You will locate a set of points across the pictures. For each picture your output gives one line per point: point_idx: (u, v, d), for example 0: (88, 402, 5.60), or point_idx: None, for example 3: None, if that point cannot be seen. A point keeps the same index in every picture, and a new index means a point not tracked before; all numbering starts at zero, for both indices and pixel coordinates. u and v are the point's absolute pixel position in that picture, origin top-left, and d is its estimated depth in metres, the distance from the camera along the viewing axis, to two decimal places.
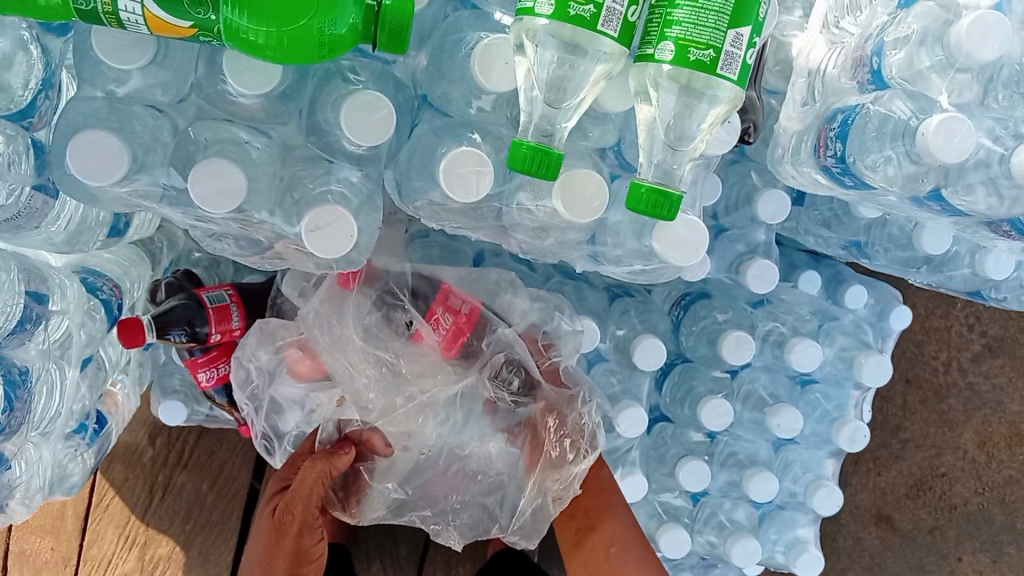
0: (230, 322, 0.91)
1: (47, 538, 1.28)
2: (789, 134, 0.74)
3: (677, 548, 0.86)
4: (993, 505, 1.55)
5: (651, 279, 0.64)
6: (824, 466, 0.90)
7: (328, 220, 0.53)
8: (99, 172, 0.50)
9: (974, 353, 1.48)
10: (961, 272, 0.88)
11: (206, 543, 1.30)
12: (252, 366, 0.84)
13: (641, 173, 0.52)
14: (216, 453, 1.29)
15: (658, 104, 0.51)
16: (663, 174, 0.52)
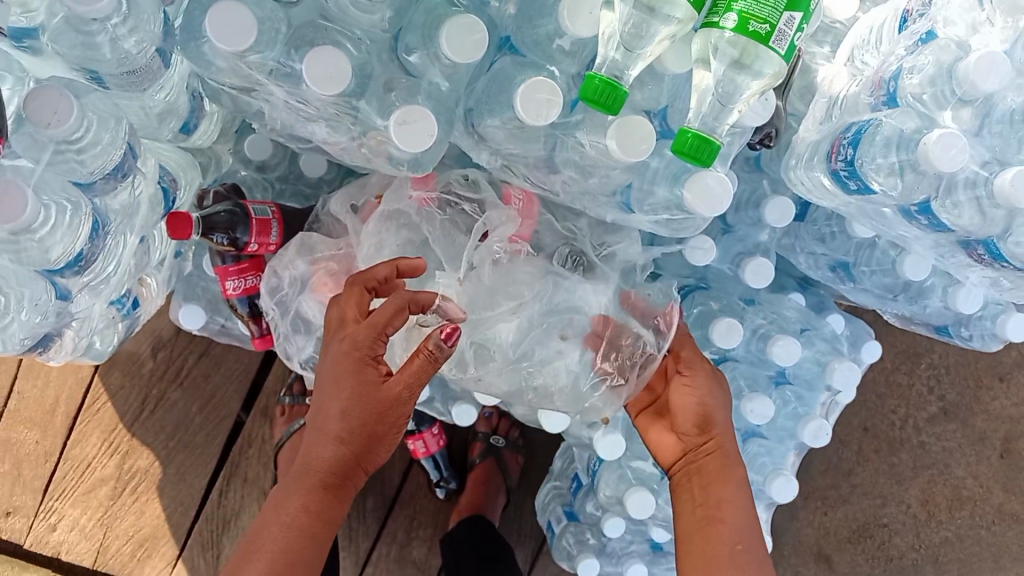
0: (268, 236, 0.98)
1: (33, 430, 1.33)
2: (805, 143, 0.84)
3: (642, 510, 0.93)
4: (926, 564, 1.63)
5: (676, 232, 0.73)
6: (785, 461, 0.98)
7: (416, 117, 0.61)
8: (233, 38, 0.58)
9: (930, 414, 1.58)
10: (934, 304, 0.97)
11: (184, 462, 1.35)
12: (286, 275, 0.92)
13: (689, 121, 0.61)
14: (212, 376, 1.34)
15: (713, 70, 0.60)
16: (707, 127, 0.61)
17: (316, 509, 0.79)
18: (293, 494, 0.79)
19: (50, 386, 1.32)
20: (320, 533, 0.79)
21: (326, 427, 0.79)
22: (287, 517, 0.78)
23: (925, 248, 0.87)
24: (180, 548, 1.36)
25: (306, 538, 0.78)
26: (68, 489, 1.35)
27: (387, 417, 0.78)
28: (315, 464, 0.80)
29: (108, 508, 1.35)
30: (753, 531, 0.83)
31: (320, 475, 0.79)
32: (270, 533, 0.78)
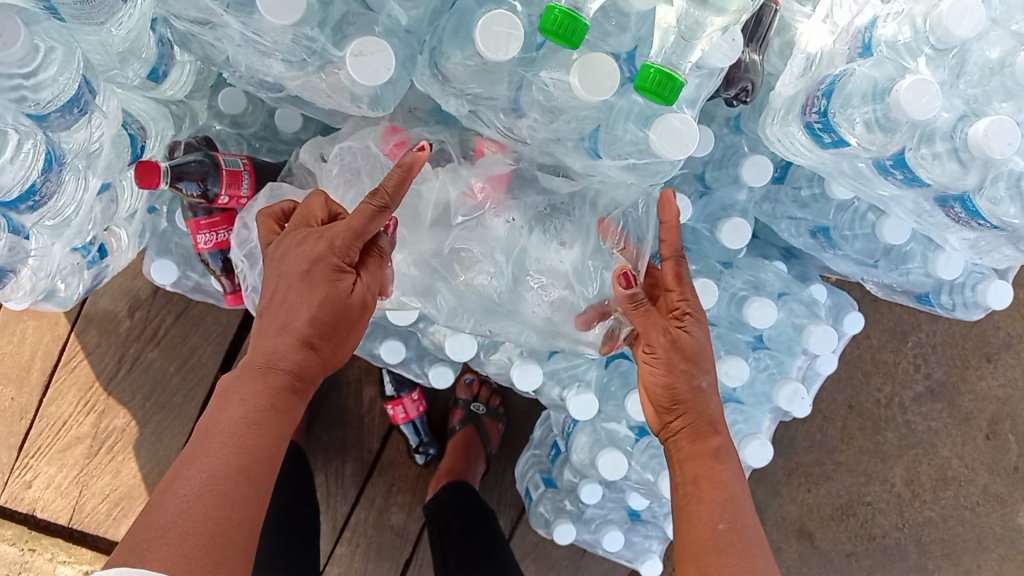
0: (239, 188, 0.96)
1: (9, 387, 1.32)
2: (781, 98, 0.81)
3: (613, 471, 0.91)
4: (909, 543, 1.62)
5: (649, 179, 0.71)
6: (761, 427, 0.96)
7: (372, 50, 0.60)
8: None
9: (916, 393, 1.57)
10: (915, 270, 0.95)
11: (161, 422, 1.34)
12: (256, 226, 0.91)
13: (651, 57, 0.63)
14: (190, 337, 1.32)
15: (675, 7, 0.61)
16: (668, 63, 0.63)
17: (279, 403, 0.75)
18: (248, 386, 0.74)
19: (25, 343, 1.31)
20: (282, 429, 0.75)
21: (293, 318, 0.76)
22: (243, 411, 0.73)
23: (904, 211, 0.85)
24: None
25: (269, 432, 0.73)
26: (44, 447, 1.34)
27: (350, 323, 0.78)
28: (278, 361, 0.76)
29: (85, 467, 1.35)
30: (742, 504, 0.75)
31: (279, 373, 0.75)
32: (222, 429, 0.72)
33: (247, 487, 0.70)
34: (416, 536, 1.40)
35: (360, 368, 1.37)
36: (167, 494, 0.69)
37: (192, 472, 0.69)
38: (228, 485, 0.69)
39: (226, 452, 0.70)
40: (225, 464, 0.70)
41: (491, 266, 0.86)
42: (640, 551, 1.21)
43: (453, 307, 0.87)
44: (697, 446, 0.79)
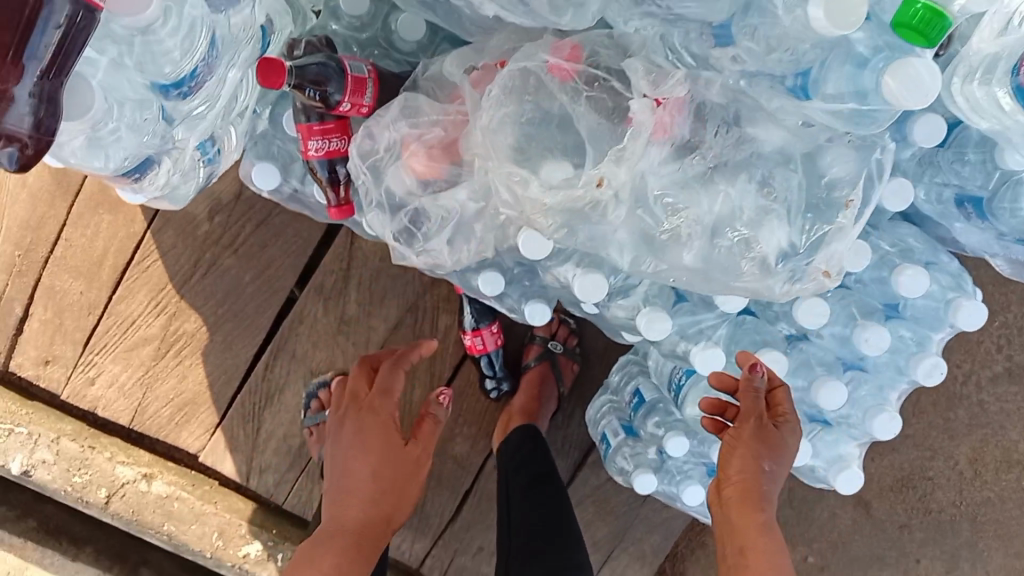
0: (361, 98, 0.89)
1: (79, 281, 1.28)
2: (981, 55, 0.74)
3: (735, 430, 0.88)
4: (963, 520, 1.60)
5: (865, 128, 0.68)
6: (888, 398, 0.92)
7: None
8: None
9: (994, 373, 1.52)
10: None
11: (232, 331, 1.31)
12: (387, 136, 0.85)
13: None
14: (269, 247, 1.28)
15: None
16: None
17: (392, 475, 1.05)
18: (371, 460, 1.05)
19: (99, 238, 1.26)
20: (407, 488, 1.06)
21: (382, 412, 1.08)
22: (361, 488, 1.04)
23: None
24: (221, 416, 1.34)
25: (391, 506, 1.05)
26: (109, 345, 1.31)
27: (408, 481, 1.07)
28: (379, 429, 1.07)
29: (152, 368, 1.31)
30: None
31: (366, 486, 1.04)
32: (362, 487, 1.04)
33: (373, 539, 1.01)
34: (478, 469, 1.37)
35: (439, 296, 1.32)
36: (313, 555, 0.98)
37: (335, 523, 1.01)
38: (354, 554, 0.99)
39: (361, 517, 1.02)
40: (370, 515, 1.02)
41: (689, 198, 0.77)
42: None
43: (631, 244, 0.80)
44: (744, 511, 0.79)
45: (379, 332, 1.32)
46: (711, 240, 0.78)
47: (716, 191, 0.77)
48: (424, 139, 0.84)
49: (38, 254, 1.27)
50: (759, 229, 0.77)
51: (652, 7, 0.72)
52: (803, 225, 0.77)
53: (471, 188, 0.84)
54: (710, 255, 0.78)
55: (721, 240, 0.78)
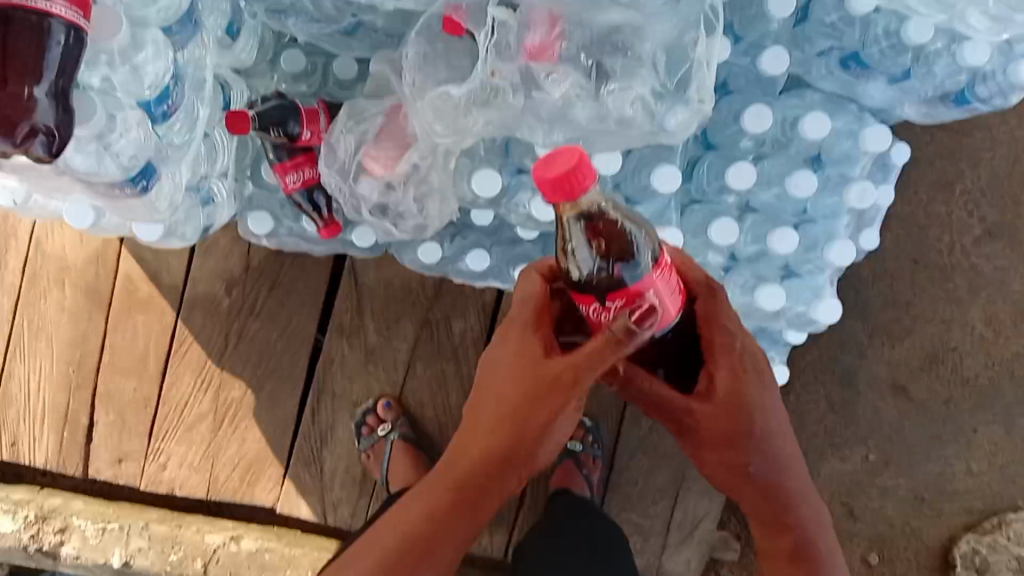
0: (318, 125, 1.07)
1: (131, 379, 1.43)
2: None
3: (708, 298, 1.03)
4: (1005, 380, 1.63)
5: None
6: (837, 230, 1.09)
7: None
8: None
9: (976, 235, 1.61)
10: (942, 65, 1.02)
11: (274, 386, 1.44)
12: (339, 141, 1.01)
13: None
14: (286, 305, 1.43)
15: None
16: None
17: (515, 397, 0.88)
18: (497, 379, 0.90)
19: (139, 336, 1.42)
20: (530, 415, 0.87)
21: (524, 305, 0.90)
22: (476, 464, 0.91)
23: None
24: (285, 468, 1.44)
25: (512, 438, 0.89)
26: (171, 429, 1.44)
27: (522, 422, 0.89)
28: (512, 339, 0.90)
29: (213, 439, 1.44)
30: (798, 467, 0.96)
31: (481, 458, 0.90)
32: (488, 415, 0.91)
33: (474, 492, 0.91)
34: None
35: (446, 304, 1.44)
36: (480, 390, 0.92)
37: (381, 551, 0.91)
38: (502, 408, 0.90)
39: (405, 531, 0.92)
40: (489, 443, 0.90)
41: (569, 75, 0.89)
42: None
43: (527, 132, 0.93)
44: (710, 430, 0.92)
45: (402, 353, 1.45)
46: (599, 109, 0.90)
47: (590, 67, 0.89)
48: (365, 132, 1.01)
49: (91, 363, 1.42)
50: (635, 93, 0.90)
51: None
52: (666, 69, 0.90)
53: (416, 151, 1.00)
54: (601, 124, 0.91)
55: (600, 97, 0.89)
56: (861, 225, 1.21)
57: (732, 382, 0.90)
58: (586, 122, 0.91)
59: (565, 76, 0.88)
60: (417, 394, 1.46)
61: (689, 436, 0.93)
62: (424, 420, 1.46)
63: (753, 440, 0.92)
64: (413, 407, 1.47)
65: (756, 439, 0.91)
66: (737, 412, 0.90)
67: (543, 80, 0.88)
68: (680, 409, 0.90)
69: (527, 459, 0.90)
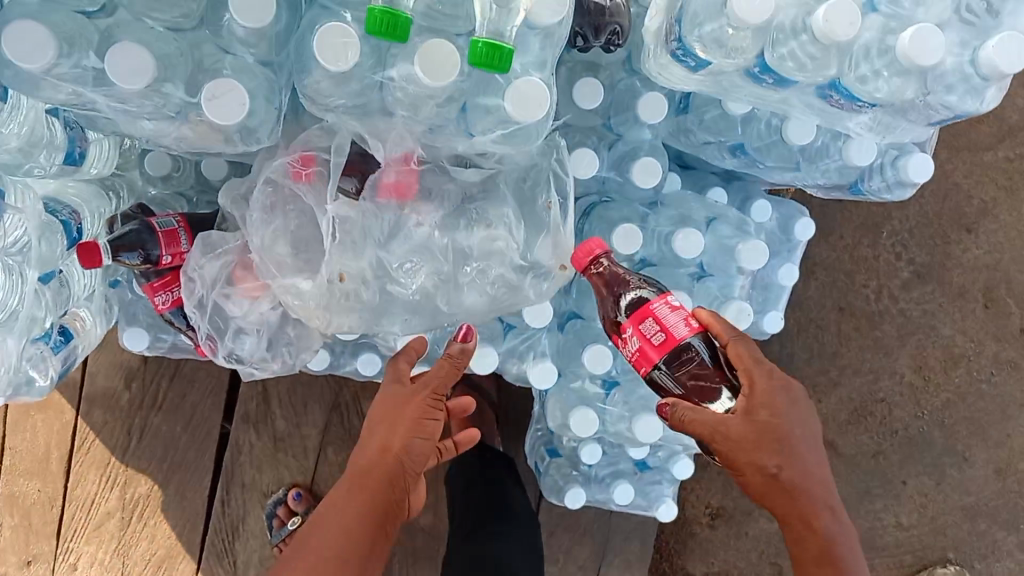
0: (179, 245, 1.01)
1: (34, 480, 1.37)
2: (651, 32, 0.81)
3: (587, 427, 0.97)
4: (935, 429, 1.62)
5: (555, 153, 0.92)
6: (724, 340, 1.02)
7: (224, 90, 0.63)
8: (32, 56, 0.60)
9: (904, 279, 1.56)
10: (834, 162, 0.96)
11: (182, 481, 1.40)
12: (197, 276, 0.94)
13: (523, 59, 0.68)
14: (189, 395, 1.38)
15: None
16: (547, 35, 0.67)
17: (389, 406, 0.88)
18: (376, 405, 0.89)
19: (39, 436, 1.37)
20: (405, 420, 0.87)
21: (397, 359, 0.92)
22: (374, 460, 0.85)
23: (800, 111, 0.86)
24: (198, 561, 1.41)
25: (393, 437, 0.86)
26: (79, 528, 1.39)
27: (404, 459, 0.85)
28: (382, 381, 0.91)
29: (122, 538, 1.40)
30: (830, 476, 0.86)
31: (375, 458, 0.86)
32: (365, 443, 0.88)
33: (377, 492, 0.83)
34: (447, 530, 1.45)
35: (353, 386, 1.40)
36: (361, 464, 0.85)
37: None
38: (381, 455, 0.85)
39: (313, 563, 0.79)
40: (370, 454, 0.86)
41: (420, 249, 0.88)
42: (655, 498, 1.25)
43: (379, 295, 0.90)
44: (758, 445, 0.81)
45: (313, 438, 1.41)
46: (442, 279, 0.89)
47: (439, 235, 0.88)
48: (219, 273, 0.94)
49: None
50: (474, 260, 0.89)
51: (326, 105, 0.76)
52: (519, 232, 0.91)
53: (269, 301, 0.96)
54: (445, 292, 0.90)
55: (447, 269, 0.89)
56: (765, 306, 1.18)
57: (761, 398, 0.82)
58: (433, 290, 0.89)
59: (406, 249, 0.88)
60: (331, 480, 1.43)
61: (752, 479, 0.84)
62: None
63: (807, 450, 0.84)
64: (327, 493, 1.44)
65: (774, 462, 0.82)
66: (782, 434, 0.82)
67: (385, 257, 0.87)
68: (711, 424, 0.79)
69: (410, 475, 0.86)
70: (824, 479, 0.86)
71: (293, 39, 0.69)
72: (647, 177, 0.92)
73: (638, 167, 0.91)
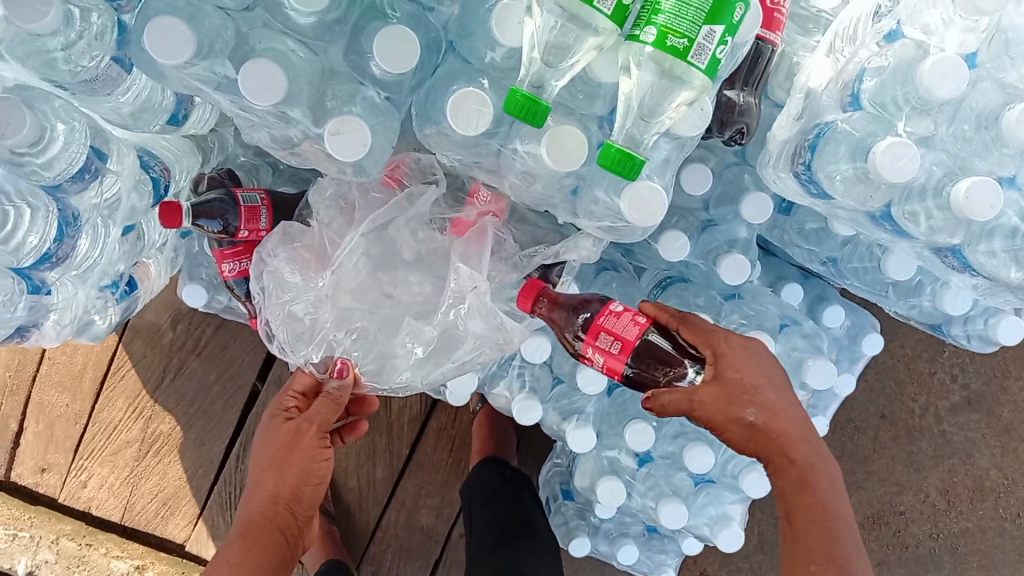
0: (257, 223, 1.01)
1: (64, 394, 1.40)
2: (777, 141, 0.80)
3: (613, 498, 0.96)
4: (946, 553, 1.59)
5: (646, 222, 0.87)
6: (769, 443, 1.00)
7: (347, 128, 0.62)
8: (169, 53, 0.59)
9: (953, 403, 1.53)
10: (924, 302, 0.95)
11: (203, 428, 1.42)
12: (268, 261, 0.90)
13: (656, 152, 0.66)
14: (229, 348, 1.40)
15: (792, 100, 0.81)
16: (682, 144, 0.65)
17: (273, 449, 0.87)
18: (263, 445, 0.89)
19: (77, 354, 1.39)
20: (291, 463, 0.87)
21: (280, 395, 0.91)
22: (265, 500, 0.87)
23: (905, 250, 0.85)
24: (201, 508, 1.45)
25: (281, 482, 0.87)
26: (97, 450, 1.43)
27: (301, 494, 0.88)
28: (268, 419, 0.90)
29: (135, 468, 1.43)
30: (830, 466, 0.79)
31: (264, 505, 0.87)
32: (253, 478, 0.88)
33: (274, 531, 0.86)
34: (445, 536, 1.46)
35: None
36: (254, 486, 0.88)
37: None
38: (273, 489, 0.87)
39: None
40: (261, 499, 0.87)
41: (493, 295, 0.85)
42: (656, 565, 1.23)
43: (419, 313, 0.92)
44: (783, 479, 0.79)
45: None
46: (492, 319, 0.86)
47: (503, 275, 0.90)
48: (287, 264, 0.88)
49: (26, 372, 1.40)
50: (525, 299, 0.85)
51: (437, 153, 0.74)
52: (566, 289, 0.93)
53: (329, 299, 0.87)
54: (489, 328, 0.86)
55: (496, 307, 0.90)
56: None
57: (731, 367, 0.75)
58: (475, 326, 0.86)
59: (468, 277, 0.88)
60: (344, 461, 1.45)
61: (754, 452, 0.79)
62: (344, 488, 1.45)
63: (797, 423, 0.78)
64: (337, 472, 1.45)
65: (751, 411, 0.76)
66: (757, 392, 0.76)
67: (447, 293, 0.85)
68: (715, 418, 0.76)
69: (299, 506, 0.88)
70: (821, 466, 0.79)
71: (425, 84, 0.68)
72: (735, 273, 0.89)
73: (727, 261, 0.88)
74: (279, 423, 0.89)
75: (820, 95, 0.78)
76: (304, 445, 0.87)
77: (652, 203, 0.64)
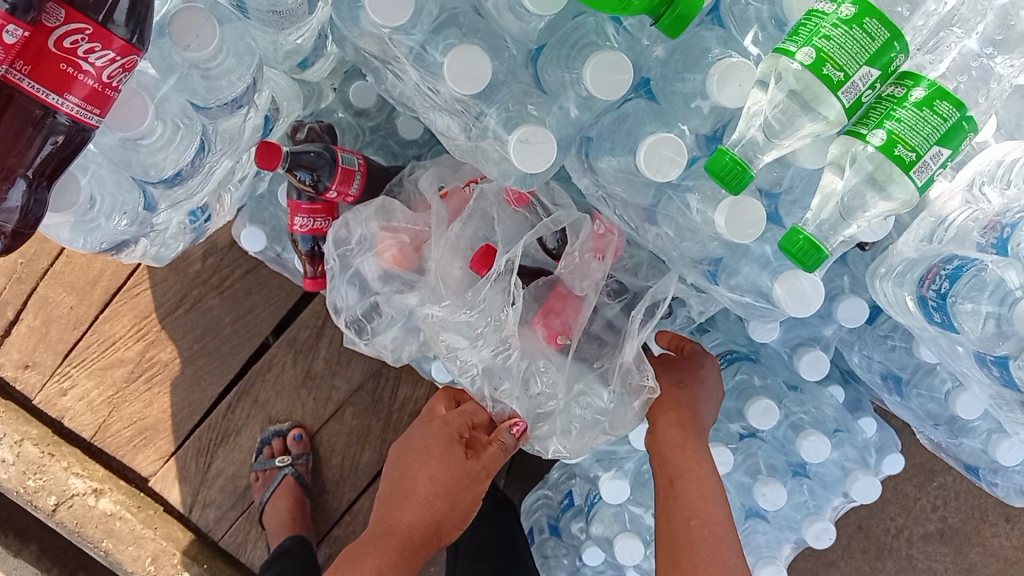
0: (348, 187, 0.96)
1: (71, 296, 1.35)
2: (900, 257, 0.81)
3: (630, 556, 0.93)
4: None
5: (750, 315, 0.74)
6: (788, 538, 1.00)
7: (538, 139, 0.61)
8: (388, 14, 0.58)
9: (927, 531, 1.48)
10: (973, 442, 0.97)
11: (202, 366, 1.37)
12: (355, 232, 0.93)
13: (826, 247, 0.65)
14: (253, 295, 1.36)
15: (917, 222, 0.82)
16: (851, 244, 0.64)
17: (451, 479, 0.79)
18: (428, 464, 0.80)
19: (98, 260, 1.34)
20: (461, 503, 0.79)
21: (449, 424, 0.82)
22: (421, 523, 0.78)
23: (985, 393, 0.86)
24: (176, 446, 1.39)
25: (447, 514, 0.79)
26: (87, 360, 1.37)
27: (447, 526, 0.79)
28: (436, 441, 0.81)
29: (121, 389, 1.37)
30: (712, 500, 0.75)
31: (418, 524, 0.78)
32: (413, 494, 0.79)
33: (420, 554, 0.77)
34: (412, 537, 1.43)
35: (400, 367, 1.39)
36: (402, 493, 0.80)
37: None
38: (440, 507, 0.78)
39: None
40: (421, 519, 0.78)
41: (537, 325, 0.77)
42: None
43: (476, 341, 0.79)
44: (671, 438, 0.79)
45: (340, 391, 1.39)
46: (524, 386, 0.77)
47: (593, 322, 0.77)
48: (378, 241, 0.92)
49: (39, 264, 1.34)
50: (560, 369, 0.77)
51: (587, 183, 0.72)
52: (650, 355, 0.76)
53: (413, 293, 0.92)
54: (520, 389, 0.77)
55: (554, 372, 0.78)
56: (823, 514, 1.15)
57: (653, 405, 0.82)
58: (498, 381, 0.78)
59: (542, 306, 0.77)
60: (334, 438, 1.42)
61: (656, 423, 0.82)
62: (326, 463, 1.42)
63: (687, 463, 0.77)
64: (324, 446, 1.42)
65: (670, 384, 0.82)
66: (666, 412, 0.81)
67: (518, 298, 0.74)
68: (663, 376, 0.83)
69: (444, 542, 0.80)
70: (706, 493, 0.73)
71: (608, 115, 0.67)
72: (811, 370, 0.89)
73: (809, 357, 0.88)
74: (448, 432, 0.81)
75: (954, 223, 0.79)
76: (477, 480, 0.80)
77: (807, 296, 0.63)
